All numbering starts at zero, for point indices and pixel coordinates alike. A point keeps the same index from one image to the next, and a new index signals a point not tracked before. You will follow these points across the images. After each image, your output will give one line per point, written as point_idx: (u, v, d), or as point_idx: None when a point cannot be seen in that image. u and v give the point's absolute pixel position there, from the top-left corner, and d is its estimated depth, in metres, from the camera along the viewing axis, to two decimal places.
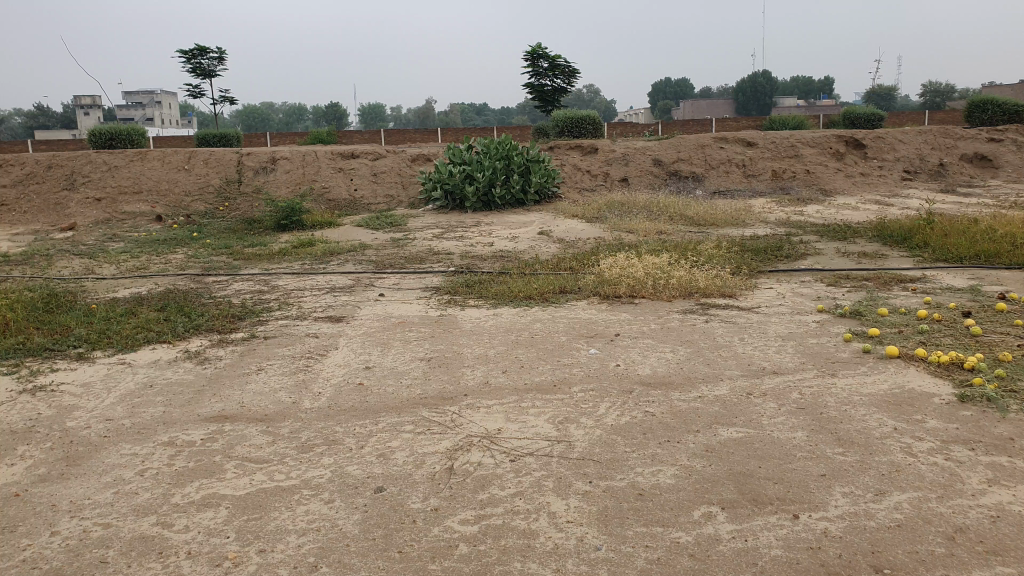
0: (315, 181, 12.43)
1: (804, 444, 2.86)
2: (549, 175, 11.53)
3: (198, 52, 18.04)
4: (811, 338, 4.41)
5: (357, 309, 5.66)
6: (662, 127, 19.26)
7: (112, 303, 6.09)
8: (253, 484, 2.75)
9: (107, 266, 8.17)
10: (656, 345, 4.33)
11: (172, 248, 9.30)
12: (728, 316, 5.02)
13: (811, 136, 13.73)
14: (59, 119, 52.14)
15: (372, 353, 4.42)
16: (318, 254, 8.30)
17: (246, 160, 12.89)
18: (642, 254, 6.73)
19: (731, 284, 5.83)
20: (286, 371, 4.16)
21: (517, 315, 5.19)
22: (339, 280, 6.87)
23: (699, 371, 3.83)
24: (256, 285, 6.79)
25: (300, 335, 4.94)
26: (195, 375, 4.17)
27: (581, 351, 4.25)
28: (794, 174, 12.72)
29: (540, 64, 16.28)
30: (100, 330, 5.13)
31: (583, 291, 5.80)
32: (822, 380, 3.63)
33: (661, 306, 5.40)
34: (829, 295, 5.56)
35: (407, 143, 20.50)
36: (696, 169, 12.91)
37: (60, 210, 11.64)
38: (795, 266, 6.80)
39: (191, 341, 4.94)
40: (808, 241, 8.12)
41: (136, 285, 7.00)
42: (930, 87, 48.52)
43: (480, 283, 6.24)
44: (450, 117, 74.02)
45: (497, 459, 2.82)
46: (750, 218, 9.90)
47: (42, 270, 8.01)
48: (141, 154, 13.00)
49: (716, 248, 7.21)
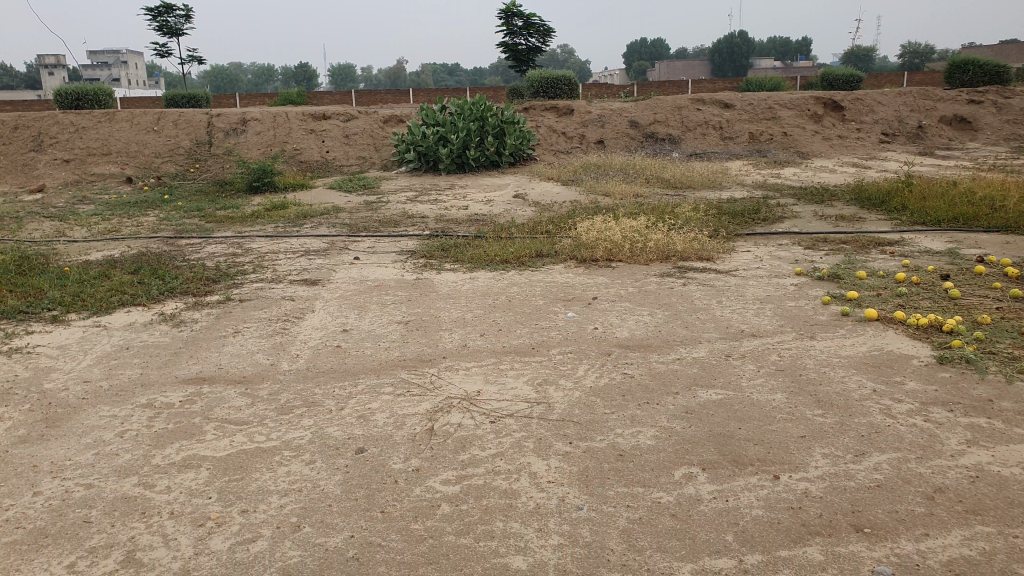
0: (288, 142, 12.20)
1: (783, 406, 2.87)
2: (524, 137, 11.42)
3: (162, 9, 17.48)
4: (790, 300, 4.43)
5: (332, 273, 5.58)
6: (639, 89, 19.12)
7: (84, 266, 5.93)
8: (234, 445, 2.66)
9: (78, 229, 7.98)
10: (633, 309, 4.32)
11: (143, 210, 9.10)
12: (706, 280, 5.02)
13: (789, 98, 13.69)
14: (22, 78, 50.65)
15: (350, 316, 4.36)
16: (293, 217, 8.17)
17: (216, 121, 12.58)
18: (620, 217, 6.71)
19: (709, 247, 5.83)
20: (262, 334, 4.08)
21: (494, 279, 5.16)
22: (314, 243, 6.77)
23: (677, 334, 3.82)
24: (230, 248, 6.67)
25: (276, 298, 4.87)
26: (173, 339, 4.02)
27: (559, 315, 4.23)
28: (772, 137, 12.71)
29: (514, 23, 16.01)
30: (74, 293, 4.97)
31: (560, 255, 5.77)
32: (800, 342, 3.65)
33: (639, 269, 5.39)
34: (806, 259, 5.58)
35: (381, 103, 20.17)
36: (673, 132, 12.85)
37: (27, 172, 11.32)
38: (772, 228, 6.82)
39: (166, 304, 4.82)
40: (786, 204, 8.13)
41: (108, 248, 6.84)
42: (908, 48, 48.53)
43: (456, 247, 6.18)
44: (424, 78, 72.98)
45: (478, 421, 2.79)
46: (727, 181, 9.90)
47: (11, 233, 7.81)
48: (108, 114, 12.64)
49: (693, 211, 7.21)
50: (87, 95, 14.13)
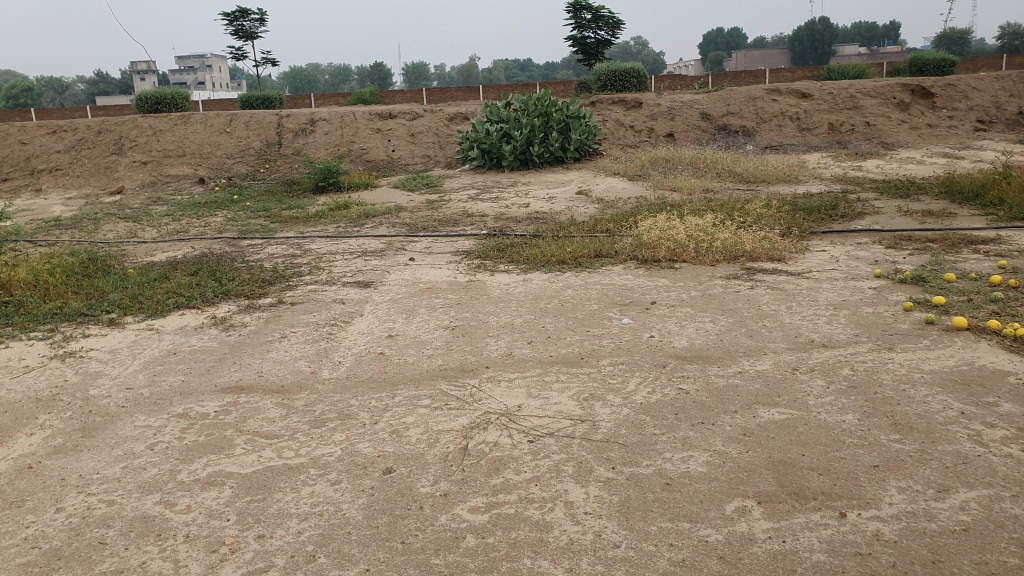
0: (354, 142, 12.27)
1: (855, 430, 2.59)
2: (591, 131, 11.14)
3: (238, 13, 17.91)
4: (867, 306, 4.08)
5: (386, 274, 5.50)
6: (712, 80, 18.51)
7: (148, 268, 6.02)
8: (261, 461, 2.58)
9: (150, 229, 8.19)
10: (694, 315, 4.04)
11: (212, 211, 9.27)
12: (776, 283, 4.69)
13: (873, 85, 12.96)
14: (116, 85, 53.18)
15: (397, 321, 4.25)
16: (354, 217, 8.16)
17: (286, 122, 12.77)
18: (685, 215, 6.41)
19: (780, 247, 5.47)
20: (307, 340, 4.00)
21: (548, 281, 4.96)
22: (371, 243, 6.71)
23: (739, 344, 3.54)
24: (290, 249, 6.67)
25: (327, 301, 4.80)
26: (219, 343, 4.04)
27: (613, 321, 4.00)
28: (853, 128, 12.06)
29: (582, 16, 15.72)
30: (132, 295, 5.06)
31: (620, 255, 5.53)
32: (877, 354, 3.33)
33: (703, 271, 5.10)
34: (887, 259, 5.17)
35: (449, 100, 20.17)
36: (747, 123, 12.34)
37: (109, 174, 11.74)
38: (851, 226, 6.39)
39: (219, 307, 4.83)
40: (867, 199, 7.64)
41: (173, 249, 6.95)
42: (1007, 30, 45.67)
43: (513, 247, 6.00)
44: (496, 74, 73.39)
45: (515, 440, 2.62)
46: (804, 174, 9.41)
47: (88, 234, 8.06)
48: (184, 117, 12.99)
49: (766, 207, 6.83)
50: (167, 100, 14.57)
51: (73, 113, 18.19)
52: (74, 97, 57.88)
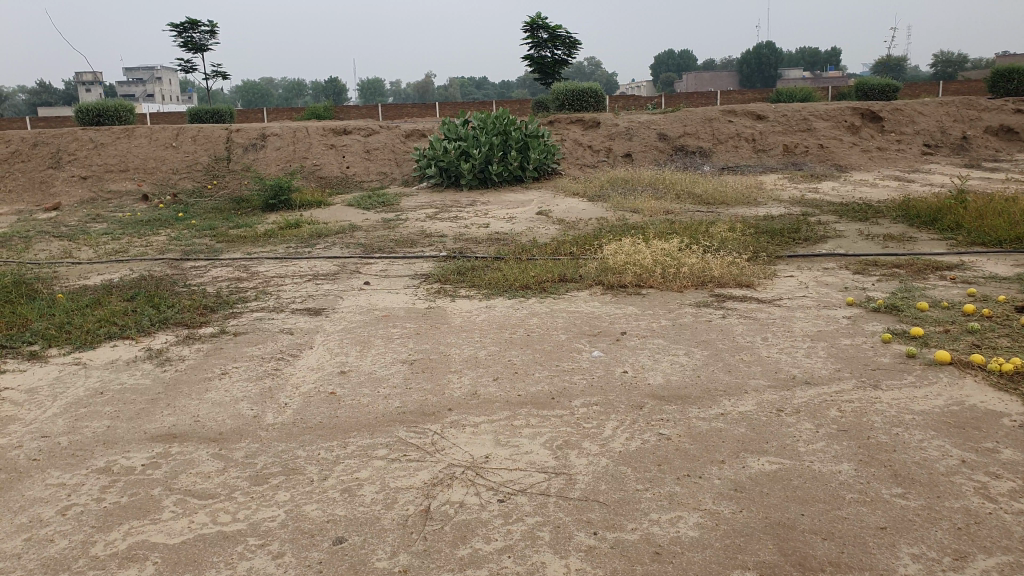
0: (308, 157, 11.89)
1: (854, 483, 2.37)
2: (550, 151, 10.99)
3: (188, 24, 17.36)
4: (844, 338, 3.90)
5: (338, 300, 5.17)
6: (668, 101, 18.63)
7: (79, 292, 5.58)
8: (191, 529, 2.29)
9: (86, 249, 7.70)
10: (667, 348, 3.82)
11: (154, 229, 8.81)
12: (747, 311, 4.50)
13: (826, 108, 13.09)
14: (60, 96, 51.54)
15: (350, 353, 3.94)
16: (305, 236, 7.80)
17: (235, 137, 12.35)
18: (650, 238, 6.25)
19: (749, 272, 5.31)
20: (250, 377, 3.66)
21: (512, 308, 4.70)
22: (323, 265, 6.37)
23: (718, 381, 3.32)
24: (236, 271, 6.29)
25: (273, 331, 4.45)
26: (152, 380, 3.69)
27: (583, 354, 3.75)
28: (809, 150, 12.13)
29: (539, 35, 15.62)
30: (60, 324, 4.66)
31: (585, 280, 5.30)
32: (864, 393, 3.13)
33: (672, 297, 4.90)
34: (857, 286, 5.05)
35: (406, 116, 19.85)
36: (704, 144, 12.33)
37: (45, 189, 11.14)
38: (815, 250, 6.29)
39: (156, 337, 4.45)
40: (827, 222, 7.58)
41: (109, 271, 6.52)
42: (941, 58, 47.48)
43: (473, 271, 5.73)
44: (451, 92, 73.47)
45: (483, 499, 2.36)
46: (764, 196, 9.35)
47: (17, 254, 7.55)
48: (128, 130, 12.45)
49: (730, 230, 6.70)
50: (109, 112, 13.95)
51: (12, 125, 17.40)
52: (17, 108, 55.92)
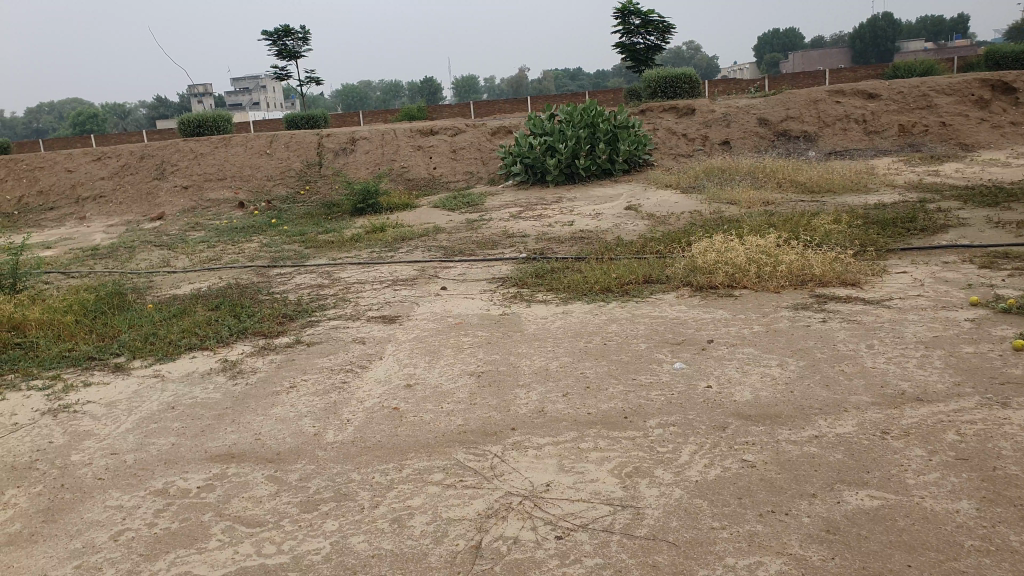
0: (396, 160, 11.96)
1: (974, 527, 2.04)
2: (640, 143, 10.59)
3: (281, 32, 17.89)
4: (966, 345, 3.45)
5: (414, 307, 5.06)
6: (769, 84, 17.77)
7: (168, 303, 5.72)
8: (235, 560, 2.19)
9: (183, 258, 7.96)
10: (757, 358, 3.48)
11: (248, 236, 9.03)
12: (852, 314, 4.08)
13: (947, 82, 12.06)
14: (176, 109, 54.56)
15: (419, 365, 3.80)
16: (390, 240, 7.79)
17: (327, 142, 12.57)
18: (744, 234, 5.84)
19: (854, 269, 4.85)
20: (316, 390, 3.57)
21: (590, 314, 4.45)
22: (404, 270, 6.30)
23: (813, 398, 2.98)
24: (318, 278, 6.30)
25: (346, 341, 4.37)
26: (223, 394, 3.67)
27: (662, 366, 3.47)
28: (925, 131, 11.22)
29: (631, 22, 15.21)
30: (146, 335, 4.76)
31: (672, 281, 4.99)
32: (989, 413, 2.72)
33: (766, 299, 4.52)
34: (982, 282, 4.52)
35: (497, 112, 19.75)
36: (807, 129, 11.62)
37: (151, 200, 11.67)
38: (933, 241, 5.72)
39: (234, 348, 4.46)
40: (948, 209, 6.92)
41: (200, 280, 6.67)
42: None
43: (553, 273, 5.51)
44: (545, 86, 73.24)
45: (540, 535, 2.15)
46: (873, 182, 8.68)
47: (121, 264, 7.87)
48: (226, 140, 12.90)
49: (834, 222, 6.19)
50: (209, 122, 14.52)
51: (127, 139, 18.43)
52: (139, 122, 59.57)
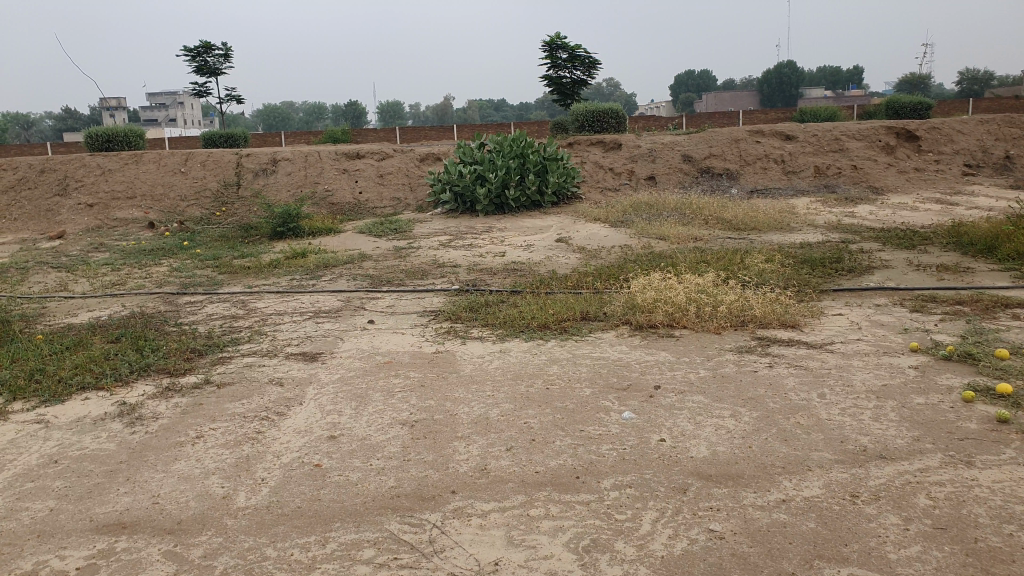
0: (319, 183, 11.49)
1: None
2: (569, 175, 10.52)
3: (202, 49, 17.17)
4: (915, 395, 3.35)
5: (337, 343, 4.69)
6: (690, 121, 18.19)
7: (61, 333, 5.15)
8: None
9: (83, 281, 7.32)
10: (709, 408, 3.28)
11: (157, 258, 8.42)
12: (796, 359, 3.97)
13: (859, 127, 12.51)
14: (83, 120, 52.01)
15: (343, 412, 3.44)
16: (312, 266, 7.36)
17: (246, 161, 12.01)
18: (682, 271, 5.74)
19: (794, 311, 4.78)
20: (226, 442, 3.17)
21: (528, 353, 4.19)
22: (326, 300, 5.92)
23: (773, 454, 2.79)
24: (231, 308, 5.84)
25: (261, 382, 3.97)
26: (118, 445, 3.20)
27: (610, 416, 3.21)
28: (840, 172, 11.57)
29: (558, 55, 15.25)
30: (30, 371, 4.21)
31: (611, 319, 4.79)
32: (955, 472, 2.58)
33: (709, 341, 4.37)
34: (918, 326, 4.51)
35: (424, 137, 19.47)
36: (731, 166, 11.82)
37: (50, 217, 10.83)
38: (861, 283, 5.75)
39: (134, 388, 3.98)
40: (870, 250, 7.02)
41: (99, 307, 6.10)
42: (966, 75, 46.59)
43: (487, 307, 5.25)
44: (470, 114, 73.76)
45: None
46: (797, 221, 8.81)
47: (10, 287, 7.17)
48: (136, 156, 12.15)
49: (767, 261, 6.17)
50: (119, 137, 13.67)
51: (29, 150, 17.29)
52: (42, 133, 56.52)
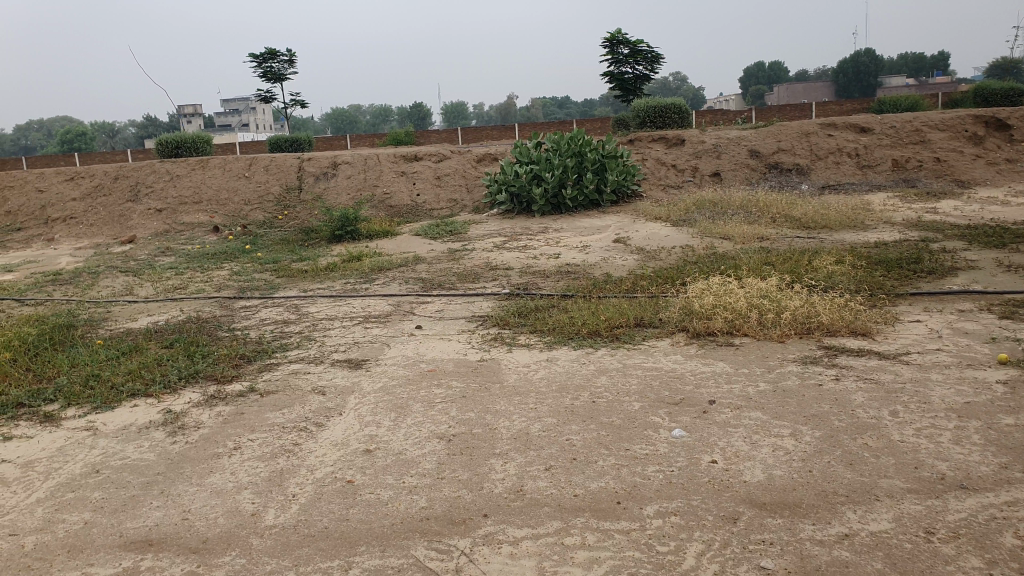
0: (378, 185, 11.55)
1: None
2: (629, 172, 10.26)
3: (268, 55, 17.53)
4: (1004, 415, 3.03)
5: (383, 350, 4.61)
6: (758, 114, 17.60)
7: (119, 338, 5.24)
8: None
9: (147, 285, 7.48)
10: (767, 425, 3.05)
11: (219, 262, 8.56)
12: (867, 371, 3.67)
13: (943, 116, 11.79)
14: (163, 127, 54.10)
15: (382, 424, 3.34)
16: (366, 270, 7.34)
17: (307, 165, 12.15)
18: (743, 274, 5.46)
19: (864, 317, 4.46)
20: (262, 454, 3.11)
21: (576, 363, 4.01)
22: (377, 305, 5.87)
23: (837, 480, 2.55)
24: (284, 313, 5.85)
25: (304, 390, 3.91)
26: (158, 456, 3.18)
27: (659, 433, 3.02)
28: (920, 165, 10.95)
29: (620, 50, 14.95)
30: (86, 377, 4.27)
31: (666, 325, 4.57)
32: None
33: (771, 350, 4.11)
34: (1007, 335, 4.14)
35: (485, 137, 19.41)
36: (801, 161, 11.32)
37: (122, 223, 11.19)
38: (942, 285, 5.34)
39: (181, 395, 3.97)
40: (954, 250, 6.56)
41: (159, 312, 6.20)
42: None
43: (537, 312, 5.09)
44: (535, 112, 73.77)
45: None
46: (871, 218, 8.35)
47: (80, 291, 7.38)
48: (203, 161, 12.45)
49: (837, 263, 5.81)
50: (188, 143, 14.06)
51: (109, 158, 18.01)
52: (126, 140, 59.09)
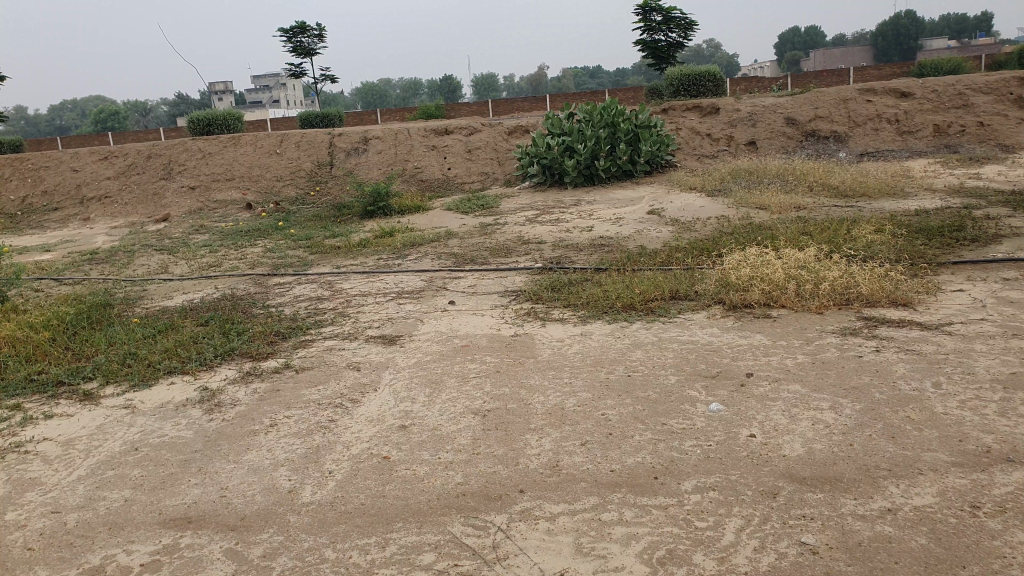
0: (409, 160, 11.54)
1: None
2: (663, 142, 10.10)
3: (298, 29, 17.53)
4: None
5: (417, 326, 4.61)
6: (794, 81, 17.19)
7: (155, 316, 5.32)
8: None
9: (183, 263, 7.59)
10: (807, 398, 3.00)
11: (252, 239, 8.64)
12: (909, 342, 3.58)
13: (985, 79, 11.39)
14: (195, 105, 54.60)
15: (417, 400, 3.35)
16: (398, 245, 7.36)
17: (338, 141, 12.16)
18: (780, 245, 5.36)
19: (906, 288, 4.35)
20: (298, 431, 3.14)
21: (611, 337, 3.98)
22: (410, 280, 5.88)
23: (878, 454, 2.50)
24: (318, 289, 5.89)
25: (339, 366, 3.94)
26: (195, 433, 3.23)
27: (696, 407, 2.98)
28: (963, 130, 10.62)
29: (652, 17, 14.67)
30: (124, 355, 4.35)
31: (702, 298, 4.51)
32: None
33: (809, 321, 4.03)
34: None
35: (515, 109, 19.26)
36: (838, 128, 11.05)
37: (157, 201, 11.34)
38: (987, 254, 5.19)
39: (217, 373, 4.03)
40: (998, 217, 6.37)
41: (194, 290, 6.29)
42: None
43: (570, 286, 5.05)
44: (565, 84, 73.08)
45: None
46: (911, 185, 8.14)
47: (117, 270, 7.51)
48: (235, 139, 12.54)
49: (877, 232, 5.68)
50: (220, 121, 14.15)
51: (143, 137, 18.24)
52: (160, 119, 59.79)
